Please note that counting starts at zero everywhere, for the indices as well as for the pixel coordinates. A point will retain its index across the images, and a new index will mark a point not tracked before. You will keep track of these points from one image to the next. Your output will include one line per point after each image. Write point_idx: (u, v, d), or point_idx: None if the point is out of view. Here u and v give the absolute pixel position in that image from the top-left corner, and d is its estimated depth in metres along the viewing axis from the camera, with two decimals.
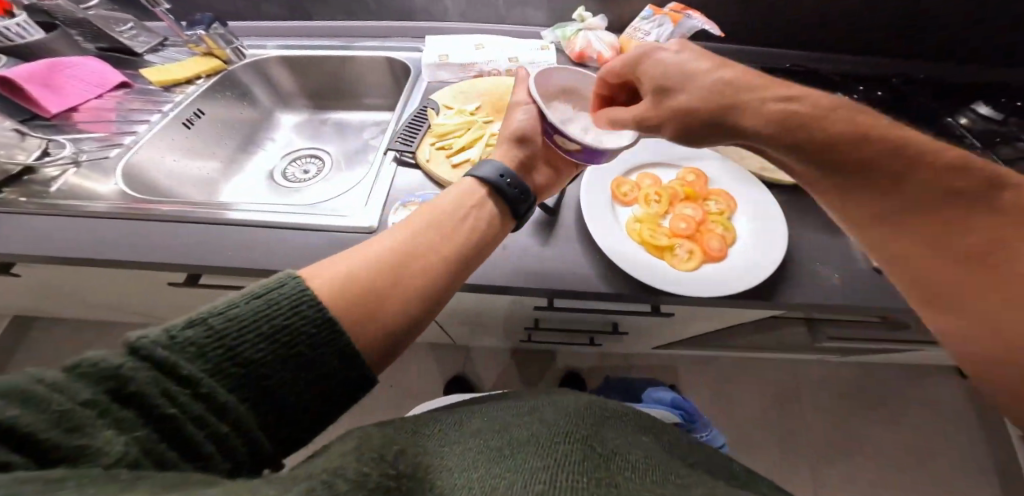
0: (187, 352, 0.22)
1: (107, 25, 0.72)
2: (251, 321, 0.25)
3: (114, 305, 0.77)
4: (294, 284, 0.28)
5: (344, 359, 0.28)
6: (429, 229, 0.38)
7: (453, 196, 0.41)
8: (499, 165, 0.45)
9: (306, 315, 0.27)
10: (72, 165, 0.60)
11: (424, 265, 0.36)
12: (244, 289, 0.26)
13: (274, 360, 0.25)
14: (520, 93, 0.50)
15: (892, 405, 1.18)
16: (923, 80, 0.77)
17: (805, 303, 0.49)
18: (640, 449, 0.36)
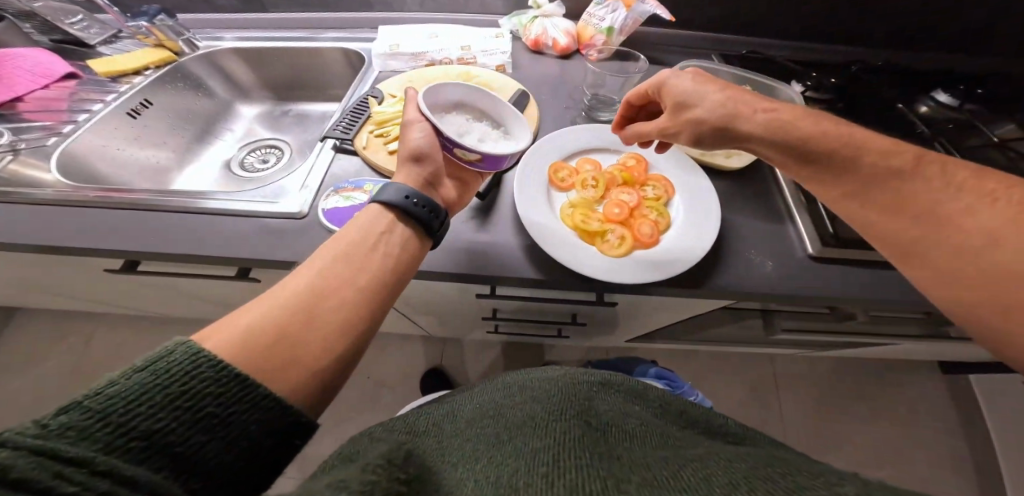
0: (66, 436, 0.19)
1: (56, 18, 0.72)
2: (136, 395, 0.23)
3: (72, 294, 0.78)
4: (185, 348, 0.26)
5: (263, 415, 0.27)
6: (338, 264, 0.36)
7: (361, 223, 0.40)
8: (403, 187, 0.43)
9: (207, 375, 0.25)
10: (10, 152, 0.60)
11: (339, 302, 0.34)
12: (125, 364, 0.24)
13: (181, 427, 0.23)
14: (410, 109, 0.46)
15: (873, 397, 1.17)
16: (875, 71, 0.79)
17: (734, 286, 0.49)
18: (636, 417, 0.36)
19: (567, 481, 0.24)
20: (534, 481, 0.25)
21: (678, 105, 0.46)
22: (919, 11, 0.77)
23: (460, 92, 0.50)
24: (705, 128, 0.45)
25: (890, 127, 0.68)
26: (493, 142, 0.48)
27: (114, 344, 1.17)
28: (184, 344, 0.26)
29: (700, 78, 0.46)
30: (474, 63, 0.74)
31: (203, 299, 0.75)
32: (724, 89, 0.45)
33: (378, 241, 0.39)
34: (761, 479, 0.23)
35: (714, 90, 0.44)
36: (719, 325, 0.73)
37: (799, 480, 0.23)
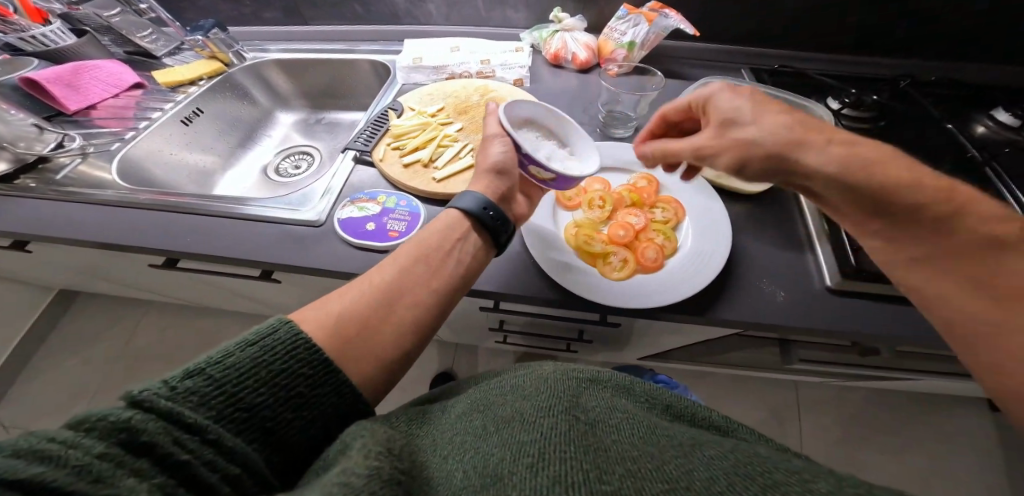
0: (188, 401, 0.24)
1: (131, 31, 0.79)
2: (243, 369, 0.27)
3: (125, 283, 0.86)
4: (287, 329, 0.31)
5: (337, 399, 0.31)
6: (416, 264, 0.41)
7: (441, 228, 0.44)
8: (480, 197, 0.46)
9: (301, 357, 0.30)
10: (81, 155, 0.67)
11: (414, 301, 0.39)
12: (239, 336, 0.29)
13: (274, 403, 0.28)
14: (490, 124, 0.48)
15: (912, 435, 1.08)
16: (922, 87, 0.73)
17: (743, 316, 0.47)
18: (624, 411, 0.36)
19: (552, 472, 0.26)
20: (520, 471, 0.26)
21: (726, 120, 0.42)
22: (980, 20, 0.71)
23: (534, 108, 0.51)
24: (772, 156, 0.40)
25: (938, 148, 0.62)
26: (563, 161, 0.48)
27: (159, 327, 1.29)
28: (285, 325, 0.31)
29: (756, 98, 0.43)
30: (493, 77, 0.75)
31: (233, 292, 0.81)
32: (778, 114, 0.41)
33: (453, 248, 0.43)
34: (746, 478, 0.25)
35: (775, 117, 0.41)
36: (734, 351, 0.70)
37: (774, 475, 0.25)
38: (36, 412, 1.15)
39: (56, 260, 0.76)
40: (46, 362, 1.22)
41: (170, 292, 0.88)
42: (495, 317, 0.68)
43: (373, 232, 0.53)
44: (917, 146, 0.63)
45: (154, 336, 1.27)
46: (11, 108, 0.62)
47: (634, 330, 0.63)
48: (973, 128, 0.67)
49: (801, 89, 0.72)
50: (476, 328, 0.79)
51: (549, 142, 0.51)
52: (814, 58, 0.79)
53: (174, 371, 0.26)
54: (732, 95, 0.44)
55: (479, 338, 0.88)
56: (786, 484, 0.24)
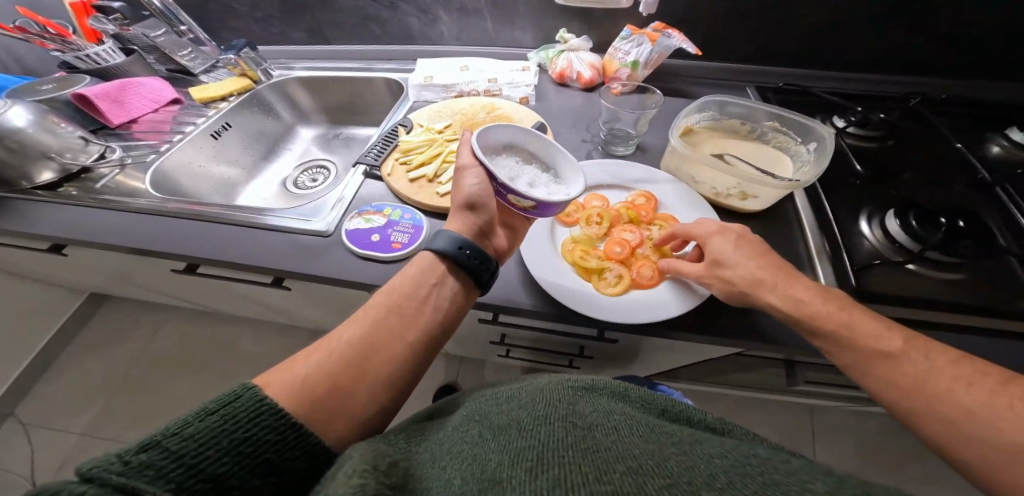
0: (144, 475, 0.24)
1: (172, 50, 0.84)
2: (206, 438, 0.28)
3: (150, 287, 0.91)
4: (250, 394, 0.32)
5: (308, 461, 0.33)
6: (389, 317, 0.42)
7: (414, 277, 0.45)
8: (457, 236, 0.47)
9: (267, 423, 0.31)
10: (119, 166, 0.72)
11: (386, 356, 0.40)
12: (199, 403, 0.30)
13: (240, 471, 0.29)
14: (463, 154, 0.48)
15: (937, 466, 1.02)
16: (936, 106, 0.72)
17: (737, 336, 0.47)
18: (620, 413, 0.35)
19: (552, 475, 0.26)
20: (520, 473, 0.26)
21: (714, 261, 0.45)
22: (995, 40, 0.70)
23: (509, 135, 0.52)
24: (733, 291, 0.43)
25: (951, 170, 0.61)
26: (545, 186, 0.49)
27: (180, 330, 1.35)
28: (249, 390, 0.32)
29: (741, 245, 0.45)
30: (499, 95, 0.78)
31: (245, 298, 0.84)
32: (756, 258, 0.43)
33: (429, 295, 0.44)
34: (747, 474, 0.25)
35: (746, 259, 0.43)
36: (738, 372, 0.68)
37: (772, 476, 0.24)
38: (58, 410, 1.20)
39: (86, 263, 0.81)
40: (75, 360, 1.30)
41: (189, 296, 0.92)
42: (497, 330, 0.69)
43: (378, 243, 0.55)
44: (927, 166, 0.62)
45: (175, 339, 1.34)
46: (63, 122, 0.68)
47: (633, 346, 0.63)
48: (987, 148, 0.66)
49: (807, 108, 0.72)
50: (476, 341, 0.80)
51: (531, 167, 0.52)
52: (821, 76, 0.79)
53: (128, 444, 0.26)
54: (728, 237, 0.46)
55: (481, 351, 0.89)
56: (784, 483, 0.23)
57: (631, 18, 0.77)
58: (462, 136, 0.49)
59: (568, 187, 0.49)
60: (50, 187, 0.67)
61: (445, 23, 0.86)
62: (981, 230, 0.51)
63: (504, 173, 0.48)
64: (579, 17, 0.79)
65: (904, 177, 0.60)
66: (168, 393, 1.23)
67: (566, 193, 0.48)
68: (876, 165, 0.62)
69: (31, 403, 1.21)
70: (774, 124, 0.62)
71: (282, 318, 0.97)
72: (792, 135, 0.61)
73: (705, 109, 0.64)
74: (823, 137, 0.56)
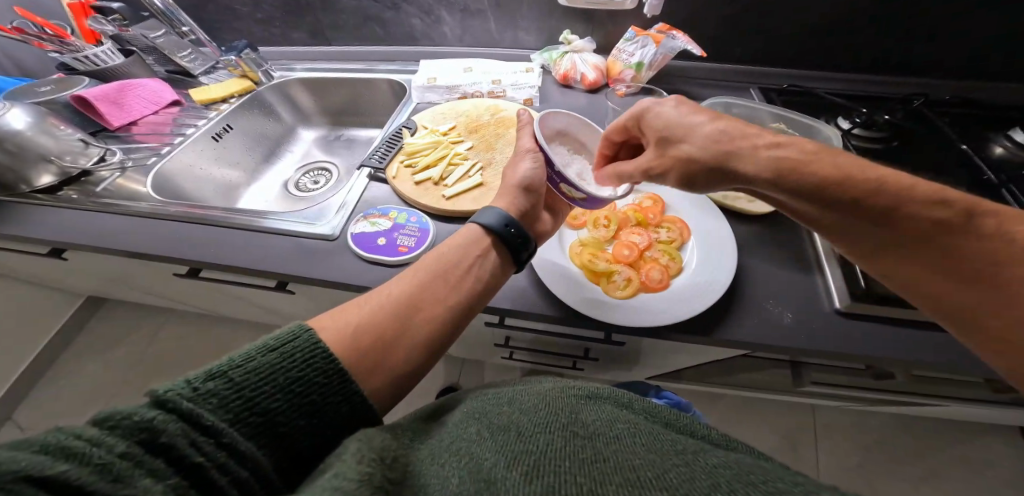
0: (208, 403, 0.25)
1: (171, 51, 0.83)
2: (265, 372, 0.28)
3: (151, 290, 0.91)
4: (308, 335, 0.32)
5: (350, 408, 0.31)
6: (434, 280, 0.41)
7: (462, 243, 0.45)
8: (505, 214, 0.47)
9: (320, 365, 0.30)
10: (119, 169, 0.71)
11: (432, 316, 0.39)
12: (263, 337, 0.30)
13: (289, 409, 0.28)
14: (524, 140, 0.50)
15: (940, 466, 1.02)
16: (939, 107, 0.72)
17: (748, 339, 0.46)
18: (624, 422, 0.34)
19: (547, 482, 0.26)
20: (514, 476, 0.26)
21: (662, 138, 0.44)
22: (998, 40, 0.70)
23: (568, 122, 0.52)
24: (696, 160, 0.42)
25: (957, 171, 0.61)
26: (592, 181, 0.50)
27: (179, 333, 1.34)
28: (307, 331, 0.32)
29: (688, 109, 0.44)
30: (503, 96, 0.77)
31: (247, 301, 0.84)
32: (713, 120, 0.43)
33: (473, 265, 0.44)
34: (747, 486, 0.24)
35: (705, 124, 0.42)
36: (744, 374, 0.68)
37: (774, 485, 0.24)
38: (56, 414, 1.19)
39: (86, 267, 0.80)
40: (74, 363, 1.29)
41: (189, 299, 0.91)
42: (502, 333, 0.68)
43: (384, 247, 0.54)
44: (932, 167, 0.62)
45: (175, 342, 1.33)
46: (62, 124, 0.67)
47: (641, 349, 0.63)
48: (991, 149, 0.67)
49: (811, 109, 0.72)
50: (481, 344, 0.80)
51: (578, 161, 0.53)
52: (824, 77, 0.79)
53: (197, 371, 0.26)
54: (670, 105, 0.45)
55: (485, 353, 0.89)
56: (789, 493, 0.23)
57: (634, 19, 0.77)
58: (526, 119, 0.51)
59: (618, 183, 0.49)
60: (50, 191, 0.66)
61: (448, 24, 0.85)
62: None
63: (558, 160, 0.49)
64: (582, 18, 0.79)
65: (910, 178, 0.61)
66: None
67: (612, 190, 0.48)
68: None
69: (30, 407, 1.21)
70: (779, 125, 0.62)
71: (283, 321, 0.97)
72: (798, 136, 0.62)
73: (710, 110, 0.64)
74: (830, 138, 0.57)
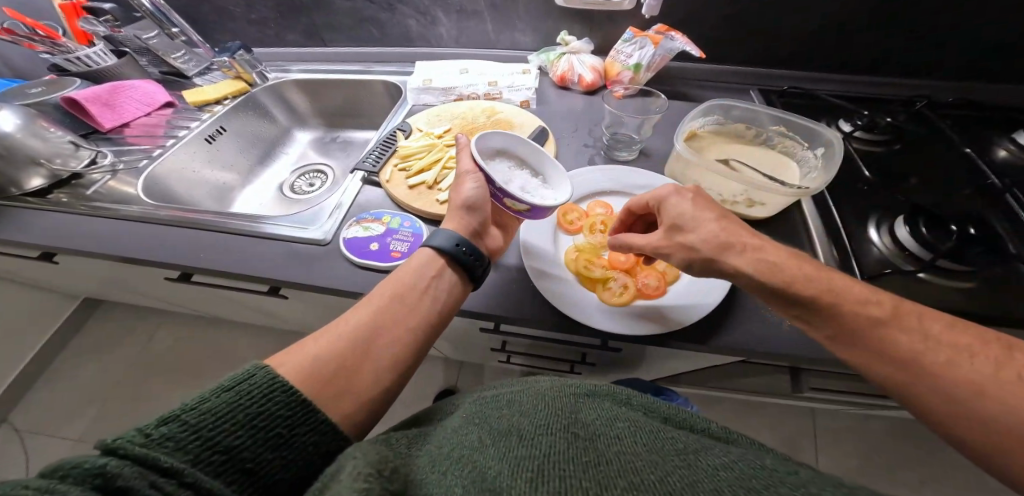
0: (164, 447, 0.26)
1: (165, 53, 0.83)
2: (222, 412, 0.29)
3: (145, 293, 0.90)
4: (263, 372, 0.33)
5: (316, 436, 0.33)
6: (392, 305, 0.42)
7: (415, 267, 0.45)
8: (454, 233, 0.47)
9: (279, 399, 0.32)
10: (111, 172, 0.71)
11: (392, 339, 0.40)
12: (216, 381, 0.31)
13: (254, 444, 0.29)
14: (463, 160, 0.48)
15: (942, 470, 1.02)
16: (942, 110, 0.71)
17: (749, 346, 0.45)
18: (624, 420, 0.33)
19: (551, 488, 0.25)
20: (518, 484, 0.25)
21: (671, 227, 0.42)
22: (1002, 42, 0.69)
23: (503, 140, 0.51)
24: (698, 258, 0.40)
25: (960, 174, 0.60)
26: (536, 191, 0.49)
27: (175, 336, 1.34)
28: (261, 368, 0.33)
29: (700, 203, 0.43)
30: (500, 98, 0.77)
31: (241, 304, 0.83)
32: (720, 218, 0.41)
33: (428, 286, 0.44)
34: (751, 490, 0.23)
35: (711, 220, 0.41)
36: (742, 380, 0.67)
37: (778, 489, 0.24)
38: (51, 416, 1.19)
39: (78, 270, 0.79)
40: (69, 366, 1.28)
41: (183, 302, 0.91)
42: (498, 338, 0.68)
43: (376, 252, 0.54)
44: (934, 171, 0.61)
45: (170, 344, 1.32)
46: (51, 126, 0.66)
47: (639, 355, 0.62)
48: (994, 152, 0.66)
49: (811, 111, 0.71)
50: (477, 348, 0.79)
51: (521, 171, 0.51)
52: (825, 79, 0.78)
53: (150, 420, 0.27)
54: (685, 197, 0.43)
55: (482, 357, 0.88)
56: None
57: (633, 20, 0.76)
58: (459, 139, 0.50)
59: (562, 190, 0.49)
60: (40, 194, 0.65)
61: (444, 24, 0.84)
62: (991, 237, 0.51)
63: (498, 176, 0.48)
64: (580, 19, 0.78)
65: (911, 182, 0.60)
66: (163, 399, 1.21)
67: (556, 198, 0.47)
68: (882, 170, 0.61)
69: (24, 410, 1.20)
70: (779, 128, 0.61)
71: (278, 324, 0.96)
72: (798, 139, 0.61)
73: (709, 112, 0.63)
74: (830, 141, 0.56)
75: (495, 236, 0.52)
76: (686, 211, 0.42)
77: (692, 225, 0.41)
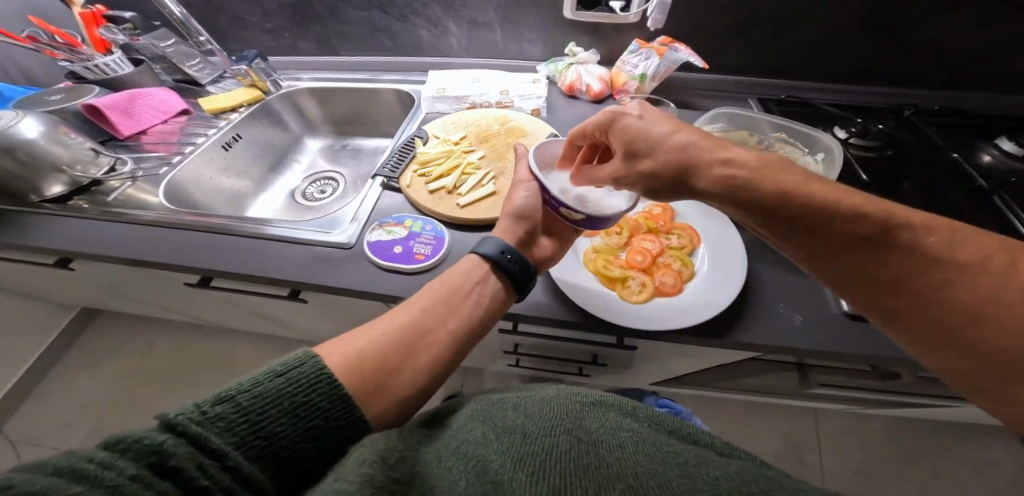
0: (214, 427, 0.26)
1: (181, 60, 0.83)
2: (271, 398, 0.30)
3: (153, 302, 0.90)
4: (313, 362, 0.34)
5: (350, 431, 0.33)
6: (437, 306, 0.44)
7: (461, 271, 0.47)
8: (501, 241, 0.49)
9: (324, 390, 0.32)
10: (130, 179, 0.72)
11: (432, 343, 0.42)
12: (269, 365, 0.32)
13: (293, 433, 0.30)
14: (520, 171, 0.54)
15: (937, 465, 1.05)
16: (929, 117, 0.75)
17: (763, 340, 0.48)
18: (627, 430, 0.33)
19: (551, 483, 0.25)
20: (519, 478, 0.26)
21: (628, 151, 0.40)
22: (982, 54, 0.74)
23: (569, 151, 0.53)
24: (669, 177, 0.39)
25: (949, 177, 0.64)
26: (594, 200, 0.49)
27: (176, 344, 1.32)
28: (311, 358, 0.34)
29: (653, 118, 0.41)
30: (511, 107, 0.79)
31: (253, 312, 0.83)
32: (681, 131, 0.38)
33: (472, 290, 0.46)
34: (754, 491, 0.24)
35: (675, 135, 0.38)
36: (750, 378, 0.69)
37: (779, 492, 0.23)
38: (48, 428, 1.17)
39: (88, 278, 0.79)
40: (66, 376, 1.26)
41: (191, 310, 0.90)
42: (512, 340, 0.69)
43: (401, 254, 0.55)
44: (925, 174, 0.65)
45: (171, 353, 1.31)
46: (72, 133, 0.67)
47: (652, 354, 0.64)
48: (979, 156, 0.70)
49: (809, 119, 0.75)
50: (490, 352, 0.80)
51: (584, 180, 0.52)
52: (820, 88, 0.82)
53: (206, 396, 0.28)
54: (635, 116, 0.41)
55: (492, 361, 0.89)
56: None
57: (638, 32, 0.79)
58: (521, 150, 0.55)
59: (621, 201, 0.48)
60: (59, 200, 0.66)
61: (455, 35, 0.87)
62: None
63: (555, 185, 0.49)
64: (587, 31, 0.81)
65: (905, 185, 0.63)
66: (164, 409, 1.20)
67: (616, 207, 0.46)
68: (877, 174, 0.65)
69: (20, 422, 1.17)
70: (780, 134, 0.65)
71: (286, 331, 0.96)
72: (799, 145, 0.64)
73: (713, 119, 0.67)
74: (832, 147, 0.61)
75: (545, 245, 0.52)
76: (656, 130, 0.39)
77: (669, 138, 0.38)
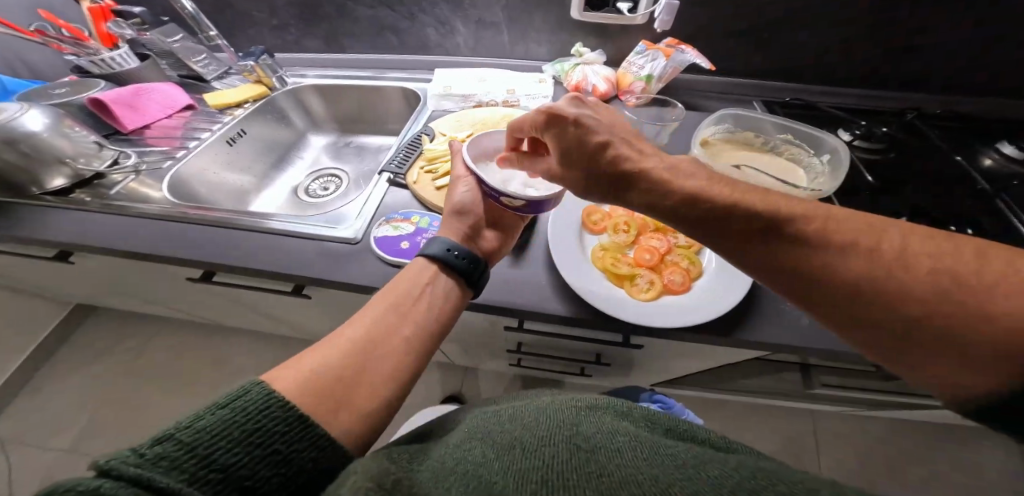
0: (159, 465, 0.24)
1: (186, 56, 0.84)
2: (218, 430, 0.27)
3: (152, 298, 0.89)
4: (259, 389, 0.31)
5: (316, 453, 0.31)
6: (389, 313, 0.43)
7: (409, 275, 0.47)
8: (447, 240, 0.49)
9: (276, 414, 0.30)
10: (133, 173, 0.70)
11: (388, 350, 0.41)
12: (211, 399, 0.29)
13: (251, 461, 0.27)
14: (457, 167, 0.55)
15: (937, 469, 1.05)
16: (931, 121, 0.76)
17: (768, 339, 0.48)
18: (625, 434, 0.33)
19: None
20: None
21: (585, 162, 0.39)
22: (984, 60, 0.75)
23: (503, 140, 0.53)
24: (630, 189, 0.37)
25: (950, 180, 0.65)
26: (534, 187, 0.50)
27: (173, 342, 1.31)
28: (258, 385, 0.32)
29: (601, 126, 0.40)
30: (517, 106, 0.80)
31: (253, 309, 0.83)
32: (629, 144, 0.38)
33: (423, 293, 0.46)
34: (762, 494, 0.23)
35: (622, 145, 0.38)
36: (753, 379, 0.69)
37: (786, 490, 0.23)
38: (42, 425, 1.15)
39: (88, 272, 0.79)
40: (61, 373, 1.24)
41: (191, 306, 0.90)
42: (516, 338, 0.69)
43: (407, 250, 0.55)
44: (928, 177, 0.65)
45: (168, 350, 1.29)
46: (77, 126, 0.66)
47: (656, 354, 0.64)
48: (980, 160, 0.70)
49: (813, 121, 0.76)
50: (492, 351, 0.80)
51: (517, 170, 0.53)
52: (824, 91, 0.83)
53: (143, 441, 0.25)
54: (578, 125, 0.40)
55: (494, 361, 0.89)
56: None
57: (644, 33, 0.80)
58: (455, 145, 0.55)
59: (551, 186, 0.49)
60: (61, 193, 0.66)
61: (462, 34, 0.87)
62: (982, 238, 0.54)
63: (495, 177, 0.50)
64: (594, 32, 0.82)
65: (908, 187, 0.64)
66: (160, 407, 1.19)
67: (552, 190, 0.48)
68: (879, 176, 0.65)
69: (13, 419, 1.16)
70: (785, 136, 0.66)
71: (286, 329, 0.95)
72: (805, 147, 0.65)
73: (720, 120, 0.68)
74: (836, 148, 0.60)
75: (490, 236, 0.53)
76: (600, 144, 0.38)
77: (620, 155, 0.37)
